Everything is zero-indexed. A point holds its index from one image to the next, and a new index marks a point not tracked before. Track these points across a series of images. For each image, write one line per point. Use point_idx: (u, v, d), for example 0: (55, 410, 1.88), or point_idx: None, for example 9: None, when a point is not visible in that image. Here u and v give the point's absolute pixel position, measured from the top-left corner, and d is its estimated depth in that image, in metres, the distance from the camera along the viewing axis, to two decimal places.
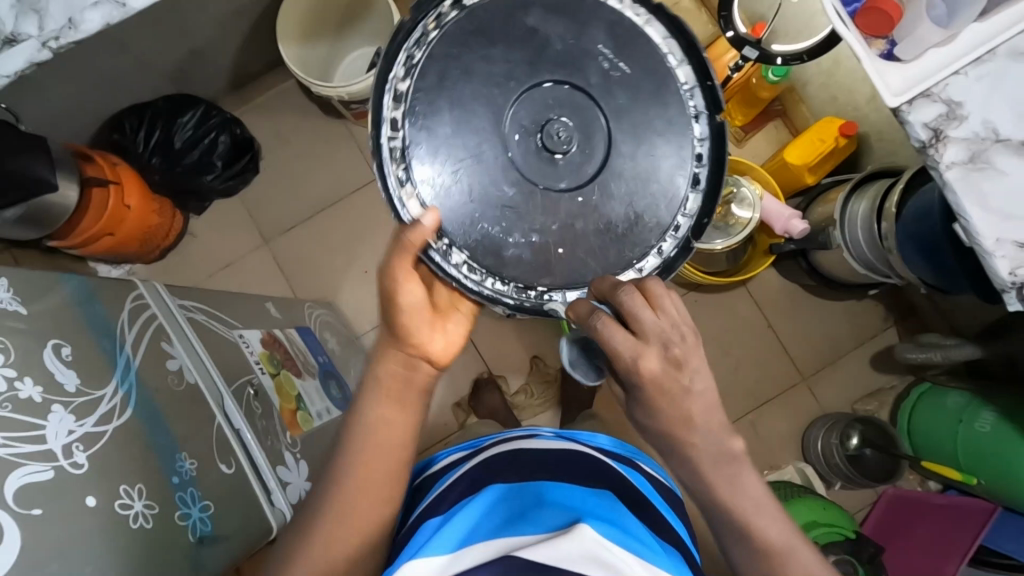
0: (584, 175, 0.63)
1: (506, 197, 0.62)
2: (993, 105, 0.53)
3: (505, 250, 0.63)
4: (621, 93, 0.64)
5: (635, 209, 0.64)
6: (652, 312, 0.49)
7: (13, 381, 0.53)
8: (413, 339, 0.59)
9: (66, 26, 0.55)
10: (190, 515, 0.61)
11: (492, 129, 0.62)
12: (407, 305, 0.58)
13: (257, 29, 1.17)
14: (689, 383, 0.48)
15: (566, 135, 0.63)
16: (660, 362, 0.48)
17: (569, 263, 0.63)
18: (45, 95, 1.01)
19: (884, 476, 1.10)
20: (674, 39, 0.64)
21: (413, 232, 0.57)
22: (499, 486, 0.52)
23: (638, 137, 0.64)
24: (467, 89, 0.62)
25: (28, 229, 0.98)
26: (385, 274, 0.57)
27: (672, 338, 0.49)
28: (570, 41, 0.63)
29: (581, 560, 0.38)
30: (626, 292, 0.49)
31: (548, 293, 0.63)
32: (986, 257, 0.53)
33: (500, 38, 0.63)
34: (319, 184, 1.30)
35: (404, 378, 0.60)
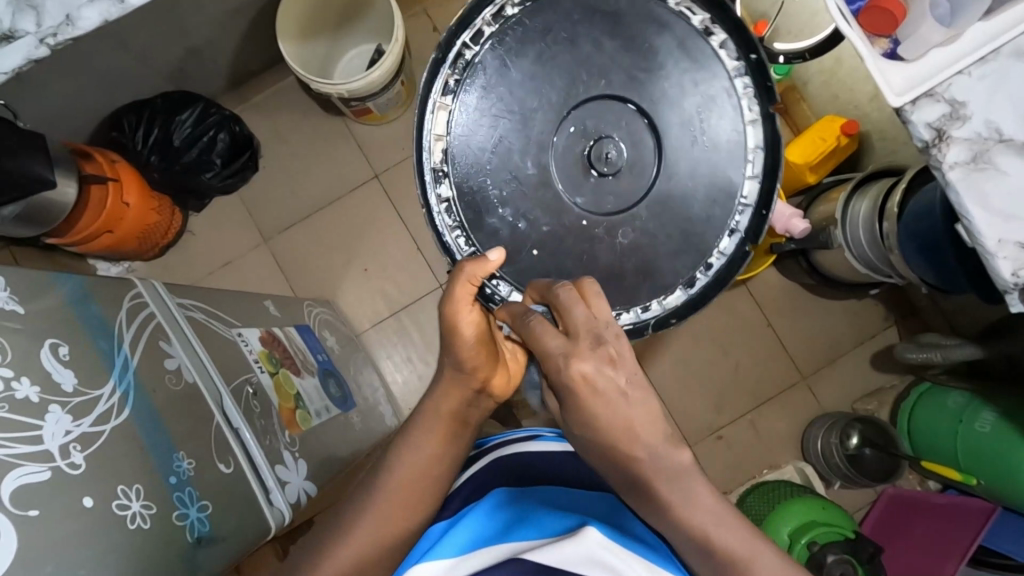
0: (599, 204, 0.65)
1: (520, 172, 0.66)
2: (996, 105, 0.53)
3: (489, 220, 0.66)
4: (682, 148, 0.65)
5: (618, 260, 0.65)
6: (584, 308, 0.48)
7: (10, 381, 0.52)
8: (480, 372, 0.61)
9: (63, 23, 0.54)
10: (187, 515, 0.61)
11: (551, 121, 0.65)
12: (467, 335, 0.59)
13: (256, 27, 1.16)
14: (601, 383, 0.46)
15: (614, 157, 0.65)
16: (592, 362, 0.46)
17: (532, 270, 0.65)
18: (42, 92, 1.00)
19: (882, 476, 1.09)
20: (764, 151, 0.65)
21: (473, 266, 0.58)
22: (502, 491, 0.52)
23: (671, 197, 0.65)
24: (560, 66, 0.65)
25: (27, 227, 0.98)
26: (446, 306, 0.59)
27: (604, 334, 0.47)
28: (675, 87, 0.65)
29: (582, 564, 0.37)
30: (560, 288, 0.50)
31: (499, 284, 0.65)
32: (988, 258, 0.53)
33: (620, 33, 0.65)
34: (318, 182, 1.30)
35: (466, 408, 0.62)
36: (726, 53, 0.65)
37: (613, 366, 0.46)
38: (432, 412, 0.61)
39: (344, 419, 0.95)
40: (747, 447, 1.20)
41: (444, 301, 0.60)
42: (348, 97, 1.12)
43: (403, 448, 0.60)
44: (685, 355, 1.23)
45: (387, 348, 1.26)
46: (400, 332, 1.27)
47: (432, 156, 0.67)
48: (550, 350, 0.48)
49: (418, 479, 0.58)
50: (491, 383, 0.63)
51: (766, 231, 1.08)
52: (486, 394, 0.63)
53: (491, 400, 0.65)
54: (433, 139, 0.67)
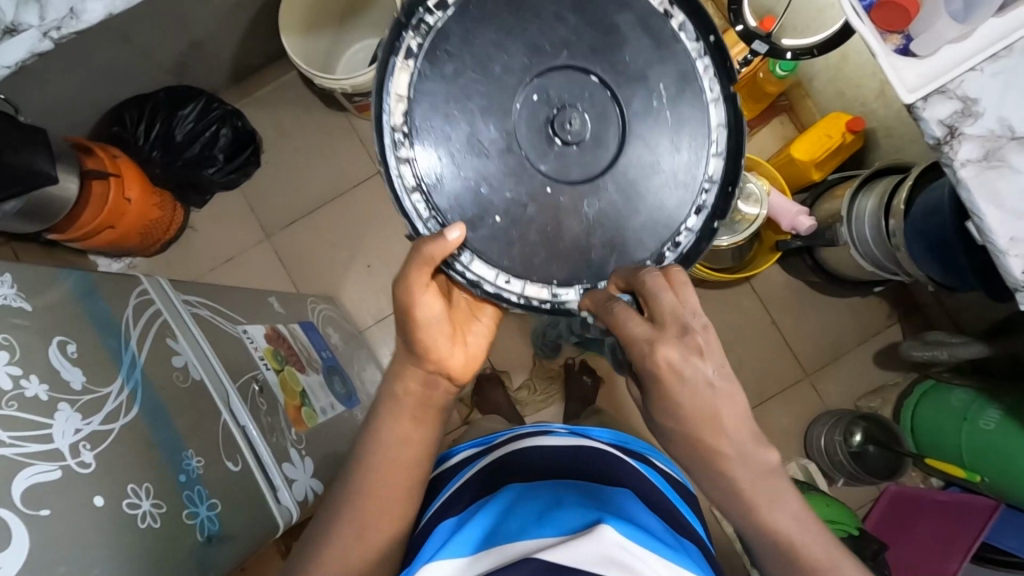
0: (568, 176, 0.59)
1: (485, 139, 0.58)
2: (1009, 101, 0.53)
3: (457, 194, 0.58)
4: (645, 123, 0.60)
5: (583, 235, 0.59)
6: (672, 293, 0.46)
7: (19, 379, 0.52)
8: (436, 358, 0.59)
9: (67, 16, 0.53)
10: (197, 514, 0.61)
11: (511, 87, 0.58)
12: (425, 320, 0.57)
13: (259, 20, 1.15)
14: (687, 370, 0.44)
15: (578, 129, 0.59)
16: (677, 349, 0.44)
17: (489, 244, 0.58)
18: (42, 87, 1.00)
19: (887, 473, 1.10)
20: (727, 131, 0.61)
21: (431, 245, 0.54)
22: (512, 488, 0.53)
23: (636, 175, 0.60)
24: (523, 36, 0.59)
25: (28, 222, 0.97)
26: (401, 289, 0.56)
27: (690, 324, 0.45)
28: (638, 62, 0.60)
29: (598, 563, 0.37)
30: (648, 273, 0.47)
31: (459, 254, 0.58)
32: (1000, 256, 0.52)
33: (589, 4, 0.59)
34: (319, 178, 1.29)
35: (429, 394, 0.60)
36: (686, 35, 0.60)
37: (701, 357, 0.44)
38: (391, 397, 0.60)
39: (348, 417, 0.95)
40: None
41: (399, 282, 0.56)
42: (352, 92, 1.11)
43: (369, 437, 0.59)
44: None
45: (389, 346, 1.25)
46: None
47: (392, 116, 0.58)
48: (635, 337, 0.45)
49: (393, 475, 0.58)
50: (451, 365, 0.60)
51: (771, 227, 1.08)
52: (445, 377, 0.60)
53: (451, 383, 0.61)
54: (393, 98, 0.58)
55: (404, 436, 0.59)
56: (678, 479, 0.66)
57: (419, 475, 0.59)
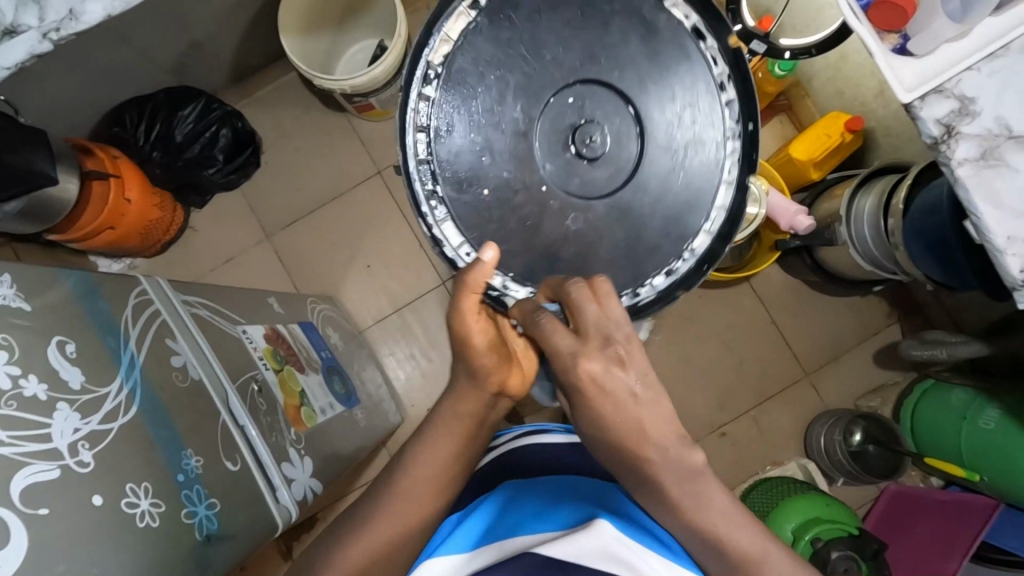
0: (567, 186, 0.62)
1: (501, 145, 0.62)
2: (1006, 100, 0.53)
3: (458, 160, 0.62)
4: (660, 148, 0.62)
5: (557, 241, 0.62)
6: (595, 306, 0.47)
7: (18, 378, 0.52)
8: (494, 378, 0.59)
9: (66, 17, 0.53)
10: (196, 513, 0.61)
11: (546, 104, 0.62)
12: (480, 347, 0.58)
13: (259, 21, 1.15)
14: (609, 383, 0.45)
15: (594, 144, 0.62)
16: (600, 362, 0.46)
17: (468, 220, 0.62)
18: (42, 88, 1.00)
19: (887, 473, 1.10)
20: (725, 215, 0.63)
21: (474, 273, 0.54)
22: (510, 485, 0.53)
23: (631, 199, 0.62)
24: (579, 52, 0.61)
25: (28, 223, 0.98)
26: (455, 321, 0.57)
27: (614, 336, 0.47)
28: (677, 112, 0.62)
29: (598, 558, 0.38)
30: (573, 284, 0.49)
31: (436, 211, 0.62)
32: (997, 255, 0.52)
33: (656, 52, 0.62)
34: (319, 178, 1.29)
35: (483, 411, 0.61)
36: (729, 112, 0.63)
37: (622, 368, 0.46)
38: (448, 415, 0.60)
39: (348, 416, 0.95)
40: (750, 444, 1.20)
41: (451, 315, 0.57)
42: (352, 92, 1.11)
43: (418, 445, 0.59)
44: (688, 352, 1.23)
45: (389, 346, 1.26)
46: (403, 329, 1.26)
47: (432, 58, 0.62)
48: (559, 348, 0.48)
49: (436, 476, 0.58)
50: (509, 385, 0.62)
51: (770, 227, 1.09)
52: (503, 396, 0.63)
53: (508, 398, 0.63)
54: (440, 40, 0.62)
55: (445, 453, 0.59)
56: None
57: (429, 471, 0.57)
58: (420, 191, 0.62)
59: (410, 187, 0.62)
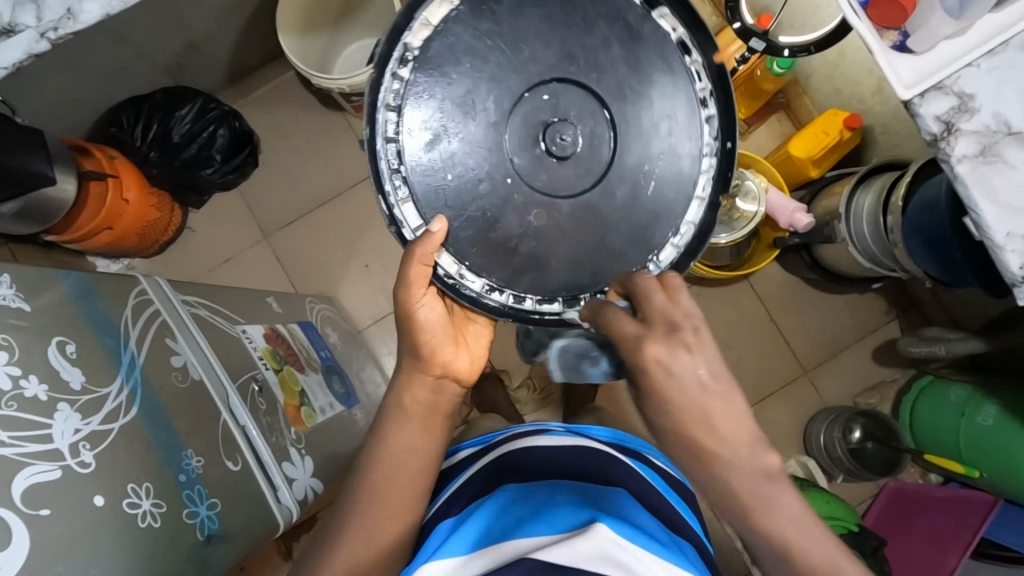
0: (533, 180, 0.60)
1: (468, 144, 0.60)
2: (1004, 97, 0.53)
3: (425, 142, 0.60)
4: (631, 155, 0.61)
5: (516, 236, 0.61)
6: (663, 296, 0.47)
7: (18, 379, 0.52)
8: (438, 357, 0.60)
9: (64, 16, 0.53)
10: (197, 513, 0.61)
11: (515, 103, 0.60)
12: (426, 321, 0.59)
13: (256, 20, 1.15)
14: (676, 366, 0.44)
15: (565, 143, 0.61)
16: (665, 347, 0.44)
17: (442, 209, 0.60)
18: (39, 88, 0.99)
19: (886, 470, 1.11)
20: (694, 230, 0.62)
21: (421, 245, 0.57)
22: (513, 487, 0.53)
23: (596, 202, 0.61)
24: (553, 49, 0.60)
25: (26, 224, 0.97)
26: (400, 296, 0.58)
27: (679, 324, 0.45)
28: (655, 120, 0.61)
29: (598, 562, 0.38)
30: (641, 276, 0.49)
31: (398, 189, 0.60)
32: (996, 251, 0.53)
33: (639, 63, 0.61)
34: (316, 178, 1.29)
35: (433, 397, 0.61)
36: (708, 130, 0.62)
37: (689, 353, 0.44)
38: (397, 409, 0.60)
39: (347, 416, 0.95)
40: None
41: (399, 284, 0.59)
42: (349, 91, 1.11)
43: (374, 443, 0.59)
44: None
45: (388, 344, 1.26)
46: None
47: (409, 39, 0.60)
48: (622, 335, 0.47)
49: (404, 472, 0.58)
50: (457, 367, 0.61)
51: (769, 224, 1.09)
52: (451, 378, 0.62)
53: (458, 383, 0.62)
54: (420, 24, 0.60)
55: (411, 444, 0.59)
56: (676, 477, 0.66)
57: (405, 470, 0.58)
58: (384, 168, 0.60)
59: (375, 163, 0.60)
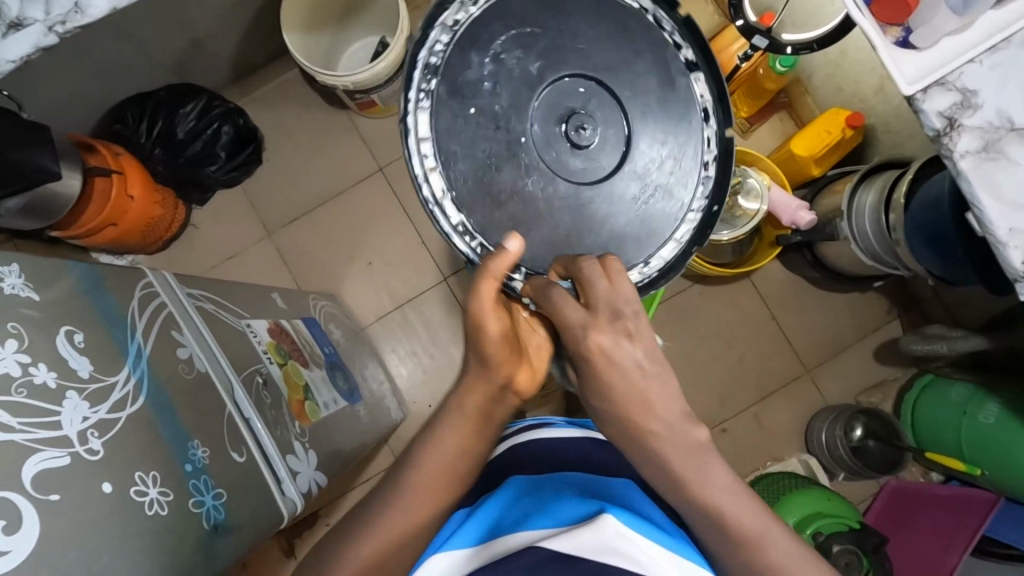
0: (543, 155, 0.62)
1: (495, 123, 0.62)
2: (1008, 94, 0.53)
3: (461, 84, 0.62)
4: (633, 171, 0.63)
5: (506, 193, 0.62)
6: (606, 282, 0.50)
7: (28, 366, 0.52)
8: (503, 368, 0.58)
9: (72, 10, 0.54)
10: (204, 502, 0.61)
11: (551, 91, 0.63)
12: (494, 335, 0.57)
13: (260, 18, 1.15)
14: (618, 353, 0.48)
15: (578, 134, 0.63)
16: (609, 335, 0.49)
17: (454, 157, 0.62)
18: (44, 83, 1.00)
19: (888, 467, 1.11)
20: (655, 274, 0.64)
21: (499, 259, 0.55)
22: (519, 480, 0.53)
23: (590, 202, 0.63)
24: (600, 55, 0.63)
25: (31, 219, 0.98)
26: (472, 303, 0.56)
27: (621, 309, 0.49)
28: (662, 151, 0.64)
29: (603, 553, 0.38)
30: (585, 260, 0.52)
31: (420, 101, 0.62)
32: (999, 246, 0.53)
33: (666, 103, 0.64)
34: (319, 176, 1.29)
35: (492, 405, 0.58)
36: (701, 190, 0.64)
37: (630, 339, 0.49)
38: (453, 409, 0.57)
39: (351, 412, 0.95)
40: (751, 441, 1.21)
41: (469, 296, 0.57)
42: (353, 89, 1.11)
43: (427, 440, 0.56)
44: (689, 350, 1.24)
45: (391, 341, 1.26)
46: (404, 325, 1.27)
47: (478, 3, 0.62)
48: (568, 322, 0.50)
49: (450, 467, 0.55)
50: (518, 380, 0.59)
51: (772, 222, 1.09)
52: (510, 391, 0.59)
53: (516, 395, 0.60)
54: None
55: (462, 446, 0.56)
56: None
57: (441, 464, 0.55)
58: (417, 84, 0.62)
59: (412, 70, 0.62)
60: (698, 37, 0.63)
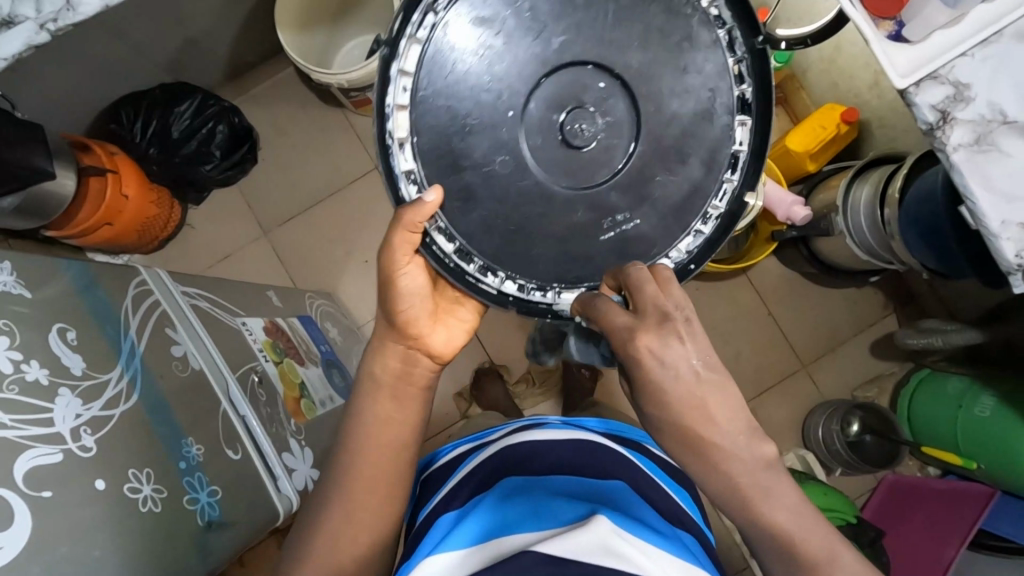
0: (527, 139, 0.58)
1: (492, 100, 0.57)
2: (1000, 87, 0.53)
3: (470, 37, 0.56)
4: (621, 192, 0.59)
5: (469, 164, 0.58)
6: (656, 287, 0.47)
7: (19, 363, 0.52)
8: (416, 329, 0.58)
9: (63, 8, 0.53)
10: (198, 500, 0.61)
11: (566, 80, 0.58)
12: (407, 290, 0.57)
13: (255, 17, 1.15)
14: (667, 356, 0.44)
15: (574, 131, 0.58)
16: (656, 337, 0.45)
17: (431, 110, 0.57)
18: (37, 83, 0.99)
19: (884, 462, 1.11)
20: None
21: (410, 211, 0.54)
22: (514, 479, 0.53)
23: (562, 221, 0.59)
24: (642, 64, 0.58)
25: (25, 219, 0.97)
26: (382, 258, 0.56)
27: (672, 314, 0.45)
28: (662, 186, 0.59)
29: (597, 551, 0.38)
30: (634, 266, 0.49)
31: (419, 30, 0.57)
32: (992, 239, 0.53)
33: (691, 151, 0.59)
34: (313, 175, 1.29)
35: (408, 370, 0.59)
36: (687, 242, 0.61)
37: (681, 342, 0.44)
38: (371, 378, 0.59)
39: (347, 409, 0.95)
40: None
41: (382, 250, 0.57)
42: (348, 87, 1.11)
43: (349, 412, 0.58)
44: None
45: None
46: None
47: None
48: (614, 326, 0.47)
49: (379, 437, 0.57)
50: (431, 342, 0.59)
51: (767, 218, 1.09)
52: (425, 354, 0.59)
53: (432, 360, 0.60)
54: None
55: (385, 415, 0.58)
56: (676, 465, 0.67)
57: (391, 441, 0.57)
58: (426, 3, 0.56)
59: None
60: (765, 78, 0.58)
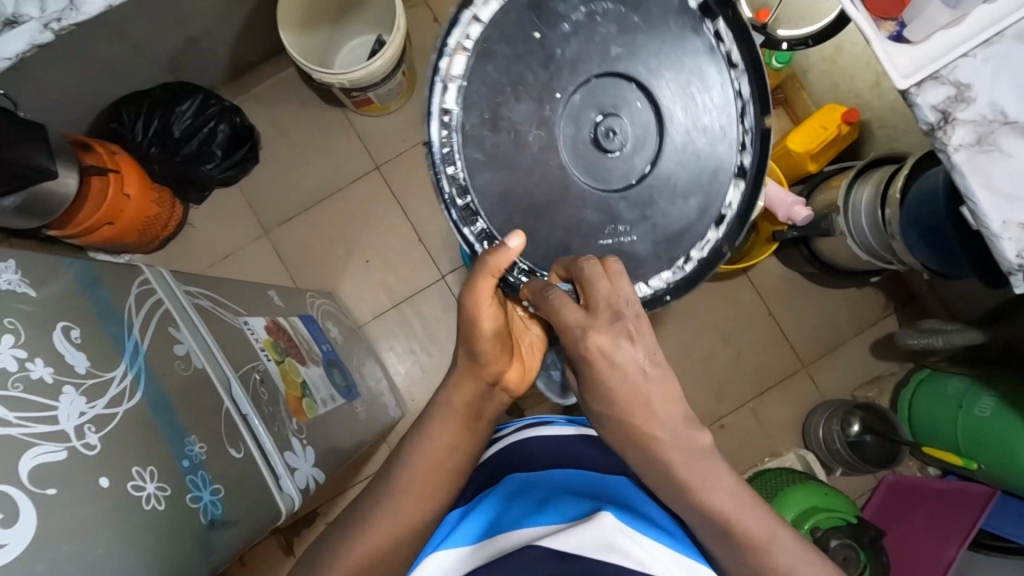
0: (562, 127, 0.61)
1: (544, 85, 0.60)
2: (1002, 88, 0.53)
3: (539, 24, 0.60)
4: (628, 204, 0.61)
5: (505, 132, 0.61)
6: (606, 282, 0.49)
7: (24, 361, 0.52)
8: (492, 365, 0.60)
9: (67, 7, 0.53)
10: (201, 498, 0.61)
11: (606, 92, 0.60)
12: (485, 330, 0.58)
13: (256, 17, 1.15)
14: (618, 356, 0.48)
15: (603, 129, 0.60)
16: (608, 336, 0.48)
17: (483, 77, 0.61)
18: (38, 83, 1.00)
19: (885, 462, 1.11)
20: None
21: (496, 255, 0.55)
22: (517, 477, 0.53)
23: (566, 234, 0.61)
24: (671, 99, 0.60)
25: (27, 218, 0.98)
26: (465, 298, 0.57)
27: (622, 312, 0.49)
28: (660, 214, 0.61)
29: (601, 548, 0.38)
30: (585, 260, 0.50)
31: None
32: (993, 239, 0.53)
33: (690, 193, 0.61)
34: (314, 175, 1.29)
35: (479, 401, 0.61)
36: (666, 274, 0.61)
37: (630, 342, 0.48)
38: (444, 402, 0.61)
39: (348, 408, 0.96)
40: (749, 436, 1.21)
41: (465, 291, 0.58)
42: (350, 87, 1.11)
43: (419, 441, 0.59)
44: (686, 346, 1.24)
45: (388, 338, 1.26)
46: (402, 322, 1.27)
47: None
48: (567, 321, 0.49)
49: (444, 466, 0.59)
50: (506, 376, 0.62)
51: (767, 218, 1.09)
52: (499, 387, 0.63)
53: (505, 392, 0.64)
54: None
55: (451, 442, 0.59)
56: None
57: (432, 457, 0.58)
58: None
59: None
60: (765, 151, 0.60)
